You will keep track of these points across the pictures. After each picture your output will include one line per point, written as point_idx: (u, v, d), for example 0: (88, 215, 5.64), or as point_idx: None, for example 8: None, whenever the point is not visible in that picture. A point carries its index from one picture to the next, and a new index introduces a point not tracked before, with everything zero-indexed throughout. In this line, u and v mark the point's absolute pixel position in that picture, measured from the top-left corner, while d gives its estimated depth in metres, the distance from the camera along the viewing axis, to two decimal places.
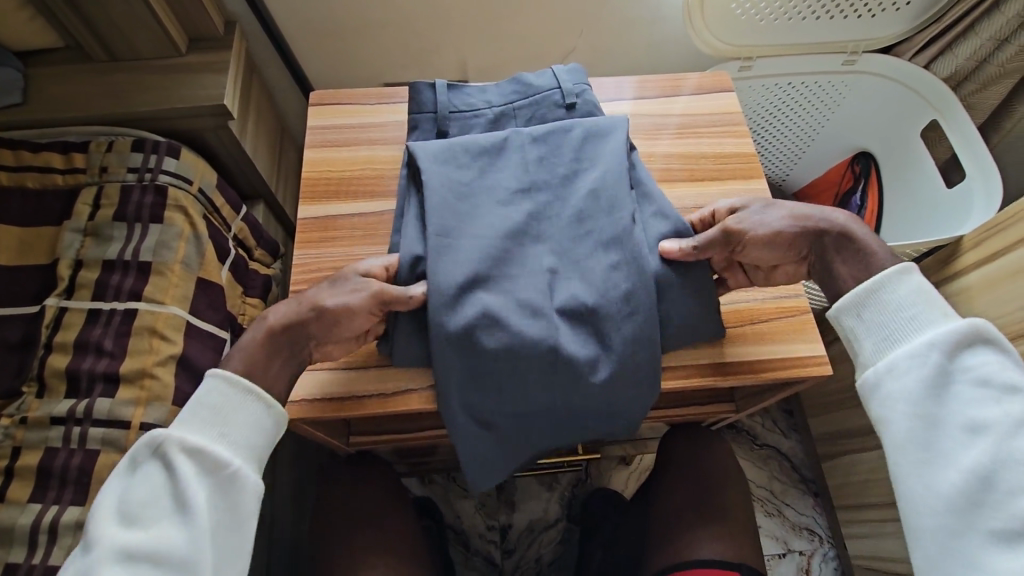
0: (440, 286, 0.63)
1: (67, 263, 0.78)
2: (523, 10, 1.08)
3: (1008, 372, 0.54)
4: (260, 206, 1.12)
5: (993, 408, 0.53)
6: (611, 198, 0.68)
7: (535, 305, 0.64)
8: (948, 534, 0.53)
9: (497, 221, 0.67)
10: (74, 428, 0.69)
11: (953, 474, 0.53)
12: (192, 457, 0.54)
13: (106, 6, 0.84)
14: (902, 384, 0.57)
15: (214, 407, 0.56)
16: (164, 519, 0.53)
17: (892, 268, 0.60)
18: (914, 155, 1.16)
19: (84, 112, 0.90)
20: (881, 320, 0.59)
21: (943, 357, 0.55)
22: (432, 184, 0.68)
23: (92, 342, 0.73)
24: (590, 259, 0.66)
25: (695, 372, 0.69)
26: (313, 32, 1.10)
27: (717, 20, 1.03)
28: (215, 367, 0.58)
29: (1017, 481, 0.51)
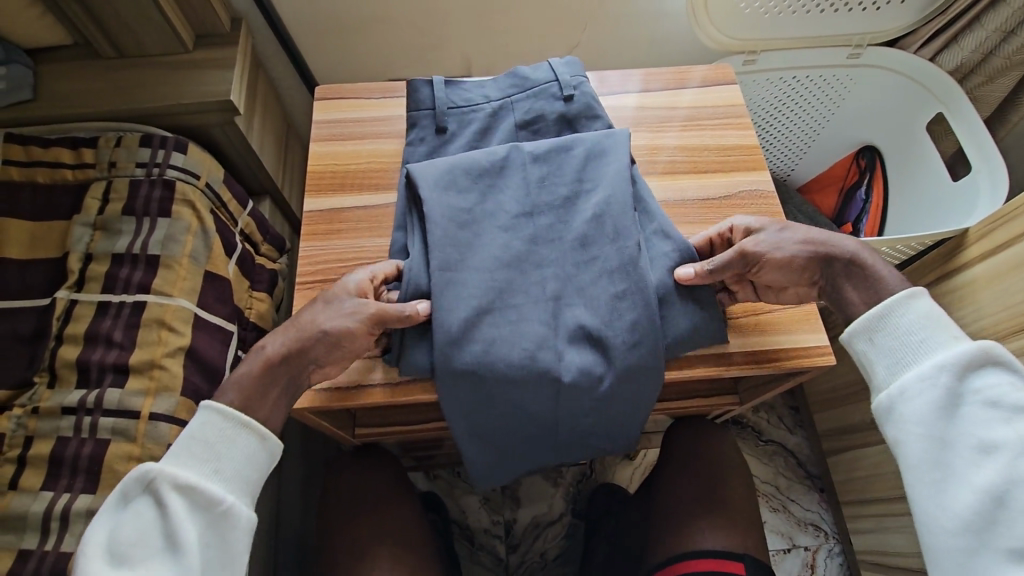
0: (445, 325, 0.63)
1: (78, 257, 0.79)
2: (528, 6, 1.09)
3: (1017, 392, 0.56)
4: (266, 202, 1.13)
5: (1003, 429, 0.55)
6: (615, 224, 0.68)
7: (540, 337, 0.64)
8: (964, 551, 0.55)
9: (500, 250, 0.68)
10: (85, 418, 0.70)
11: (968, 495, 0.55)
12: (184, 493, 0.55)
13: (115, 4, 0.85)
14: (915, 408, 0.58)
15: (206, 440, 0.57)
16: (155, 556, 0.54)
17: (901, 292, 0.61)
18: (920, 150, 1.15)
19: (93, 107, 0.91)
20: (894, 344, 0.60)
21: (954, 381, 0.57)
22: (432, 214, 0.68)
23: (102, 333, 0.74)
24: (594, 286, 0.67)
25: (697, 363, 0.69)
26: (319, 29, 1.10)
27: (720, 13, 1.03)
28: (207, 401, 0.59)
29: None
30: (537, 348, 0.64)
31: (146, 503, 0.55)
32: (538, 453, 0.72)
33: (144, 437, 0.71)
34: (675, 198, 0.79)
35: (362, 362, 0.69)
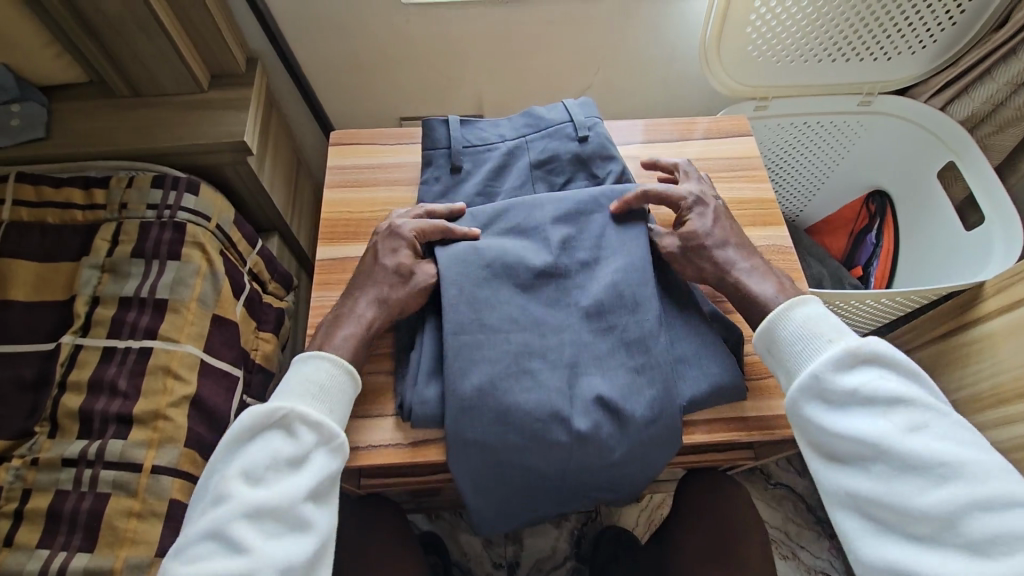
0: (465, 396, 0.62)
1: (84, 300, 0.78)
2: (541, 49, 1.10)
3: (893, 382, 0.57)
4: (275, 238, 1.12)
5: (881, 421, 0.56)
6: (636, 302, 0.66)
7: (554, 408, 0.62)
8: (863, 539, 0.56)
9: (516, 317, 0.66)
10: (86, 470, 0.68)
11: (858, 485, 0.56)
12: (313, 428, 0.58)
13: (133, 44, 0.86)
14: (806, 413, 0.59)
15: (322, 384, 0.61)
16: (279, 481, 0.56)
17: (783, 305, 0.64)
18: (935, 206, 1.14)
19: (104, 146, 0.91)
20: (786, 349, 0.62)
21: (839, 380, 0.58)
22: (448, 279, 0.66)
23: (106, 381, 0.73)
24: (612, 357, 0.65)
25: (718, 427, 0.66)
26: (334, 69, 1.11)
27: (732, 60, 1.04)
28: (321, 351, 0.63)
29: (914, 483, 0.54)
30: (552, 416, 0.62)
31: (270, 434, 0.58)
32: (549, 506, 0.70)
33: (146, 492, 0.68)
34: None
35: (372, 417, 0.67)
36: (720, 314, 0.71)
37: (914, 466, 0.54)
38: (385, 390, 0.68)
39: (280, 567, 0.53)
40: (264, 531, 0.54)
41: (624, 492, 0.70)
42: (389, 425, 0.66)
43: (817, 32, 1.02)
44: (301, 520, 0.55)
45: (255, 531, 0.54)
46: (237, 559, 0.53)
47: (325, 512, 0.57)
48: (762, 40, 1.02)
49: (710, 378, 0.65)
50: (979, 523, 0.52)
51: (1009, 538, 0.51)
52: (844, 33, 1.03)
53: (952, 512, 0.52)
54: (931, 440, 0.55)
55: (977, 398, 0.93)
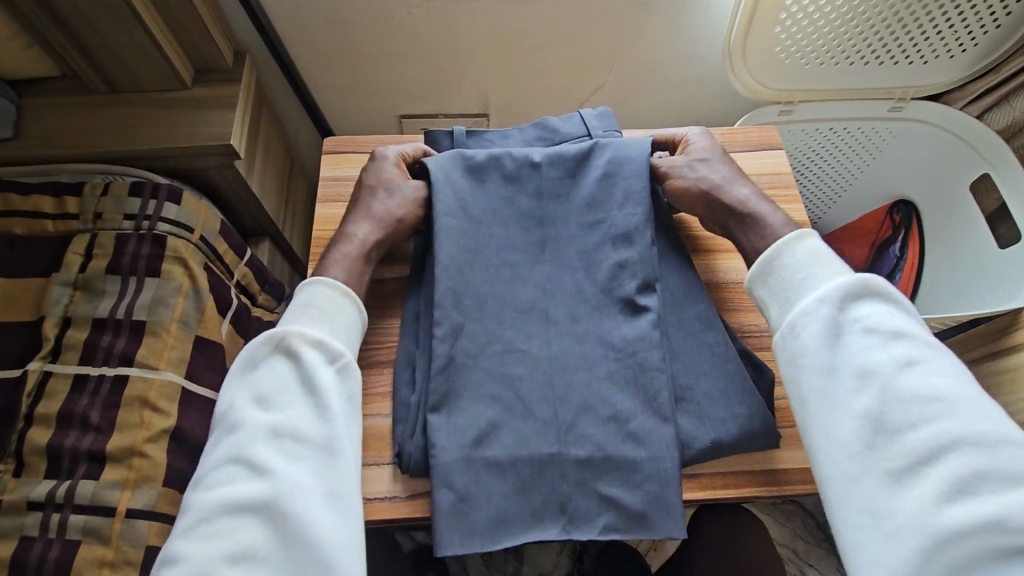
0: (466, 409, 0.59)
1: (54, 322, 0.72)
2: (554, 44, 1.02)
3: (892, 317, 0.55)
4: (265, 245, 1.06)
5: (879, 351, 0.53)
6: (622, 180, 0.67)
7: (531, 301, 0.64)
8: (843, 480, 0.51)
9: (502, 209, 0.68)
10: (53, 515, 0.62)
11: (849, 419, 0.52)
12: (315, 347, 0.57)
13: (109, 37, 0.78)
14: (802, 340, 0.56)
15: (319, 307, 0.59)
16: (295, 405, 0.55)
17: (787, 235, 0.61)
18: (966, 226, 1.08)
19: (80, 148, 0.84)
20: (780, 282, 0.60)
21: (840, 309, 0.56)
22: (439, 177, 0.67)
23: (77, 414, 0.67)
24: (598, 251, 0.65)
25: (748, 481, 0.60)
26: (329, 63, 1.03)
27: (759, 63, 0.97)
28: (319, 276, 0.61)
29: (907, 416, 0.51)
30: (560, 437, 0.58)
31: (275, 358, 0.57)
32: (538, 503, 0.57)
33: (119, 539, 0.63)
34: (730, 278, 0.71)
35: (368, 466, 0.61)
36: (750, 349, 0.65)
37: (908, 399, 0.51)
38: (382, 434, 0.62)
39: (301, 486, 0.51)
40: (286, 454, 0.53)
41: (636, 482, 0.57)
42: (386, 474, 0.60)
43: (852, 33, 0.95)
44: (321, 440, 0.53)
45: (276, 453, 0.52)
46: (261, 483, 0.51)
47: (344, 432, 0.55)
48: (792, 40, 0.95)
49: (742, 418, 0.60)
50: (967, 463, 0.48)
51: (992, 478, 0.48)
52: (880, 34, 0.95)
53: (941, 447, 0.49)
54: (928, 375, 0.52)
55: None
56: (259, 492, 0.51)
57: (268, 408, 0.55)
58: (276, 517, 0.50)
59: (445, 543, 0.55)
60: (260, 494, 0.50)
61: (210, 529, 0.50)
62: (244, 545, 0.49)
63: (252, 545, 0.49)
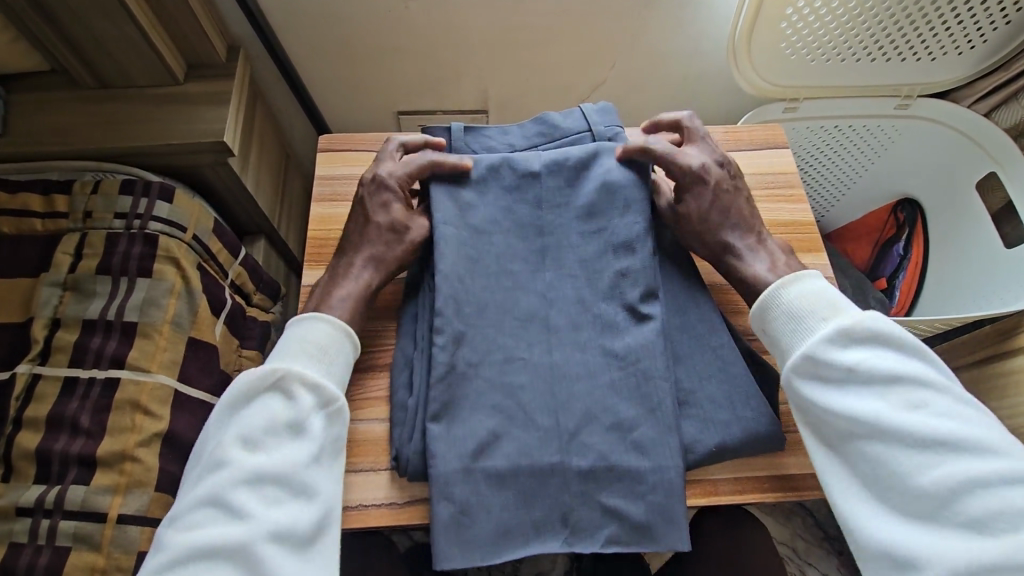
0: (470, 420, 0.57)
1: (43, 323, 0.70)
2: (556, 39, 1.00)
3: (896, 358, 0.54)
4: (260, 242, 1.04)
5: (881, 399, 0.52)
6: (625, 188, 0.64)
7: (531, 310, 0.62)
8: (857, 526, 0.51)
9: (501, 218, 0.65)
10: (43, 521, 0.61)
11: (857, 464, 0.52)
12: (309, 390, 0.55)
13: (98, 32, 0.77)
14: (804, 389, 0.55)
15: (318, 345, 0.57)
16: (283, 446, 0.53)
17: (783, 278, 0.59)
18: (972, 225, 1.06)
19: (70, 144, 0.82)
20: (779, 324, 0.58)
21: (837, 356, 0.54)
22: (436, 191, 0.65)
23: (67, 418, 0.65)
24: (599, 260, 0.63)
25: (752, 487, 0.59)
26: (325, 58, 1.01)
27: (764, 59, 0.95)
28: (318, 312, 0.60)
29: (916, 462, 0.50)
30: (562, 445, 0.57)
31: (267, 398, 0.55)
32: (541, 513, 0.56)
33: (110, 545, 0.62)
34: (735, 280, 0.69)
35: (365, 471, 0.59)
36: (755, 350, 0.64)
37: (915, 444, 0.50)
38: (378, 439, 0.61)
39: (281, 535, 0.50)
40: (266, 499, 0.51)
41: (640, 493, 0.56)
42: (383, 481, 0.59)
43: (858, 29, 0.93)
44: (305, 486, 0.52)
45: (257, 499, 0.51)
46: (238, 526, 0.50)
47: (328, 481, 0.53)
48: (797, 36, 0.93)
49: (746, 424, 0.58)
50: (978, 501, 0.48)
51: (1006, 515, 0.47)
52: (887, 29, 0.93)
53: (953, 489, 0.48)
54: (935, 417, 0.51)
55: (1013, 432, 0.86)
56: (235, 539, 0.49)
57: (256, 448, 0.53)
58: (249, 564, 0.49)
59: (446, 556, 0.54)
60: (235, 537, 0.49)
61: (183, 573, 0.49)
62: None
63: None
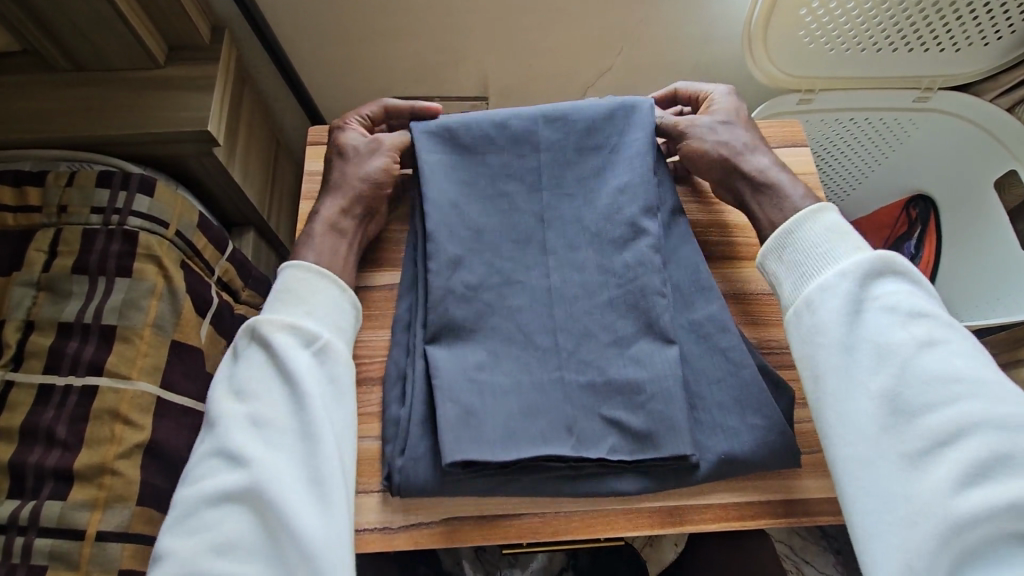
0: (472, 354, 0.56)
1: (16, 326, 0.66)
2: (561, 23, 0.94)
3: (917, 298, 0.52)
4: (250, 235, 1.00)
5: (900, 332, 0.50)
6: (621, 107, 0.64)
7: (525, 240, 0.61)
8: (856, 461, 0.48)
9: (497, 161, 0.63)
10: (16, 538, 0.58)
11: (866, 400, 0.49)
12: (289, 332, 0.53)
13: (67, 10, 0.71)
14: (820, 318, 0.52)
15: (293, 290, 0.55)
16: (270, 395, 0.51)
17: (807, 209, 0.57)
18: (993, 241, 1.03)
19: (41, 133, 0.77)
20: (799, 256, 0.56)
21: (860, 288, 0.52)
22: (430, 136, 0.63)
23: (42, 428, 0.62)
24: (596, 186, 0.62)
25: (762, 513, 0.56)
26: (316, 40, 0.95)
27: (781, 49, 0.90)
28: (289, 260, 0.58)
29: (926, 398, 0.48)
30: (558, 429, 0.54)
31: (252, 350, 0.53)
32: (544, 423, 0.54)
33: (89, 563, 0.59)
34: (748, 288, 0.65)
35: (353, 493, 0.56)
36: (767, 363, 0.59)
37: (929, 381, 0.48)
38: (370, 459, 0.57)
39: (282, 474, 0.48)
40: (267, 443, 0.50)
41: (639, 404, 0.54)
42: (376, 503, 0.56)
43: (881, 18, 0.88)
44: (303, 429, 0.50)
45: (253, 442, 0.49)
46: (240, 473, 0.48)
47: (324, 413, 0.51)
48: (816, 25, 0.88)
49: (763, 442, 0.54)
50: (985, 446, 0.46)
51: (1013, 462, 0.45)
52: (911, 18, 0.88)
53: (962, 429, 0.46)
54: (952, 357, 0.49)
55: None
56: (238, 484, 0.48)
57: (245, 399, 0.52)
58: (260, 508, 0.48)
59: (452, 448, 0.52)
60: (240, 485, 0.48)
61: (193, 524, 0.48)
62: (227, 538, 0.47)
63: (234, 538, 0.47)
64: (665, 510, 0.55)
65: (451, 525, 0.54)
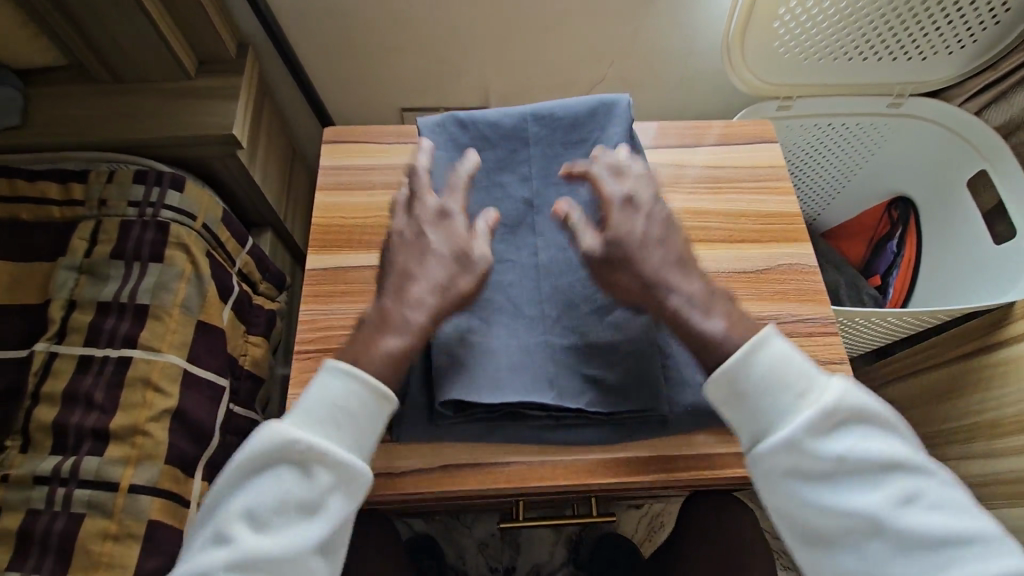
0: (472, 321, 0.62)
1: (60, 305, 0.74)
2: (553, 37, 1.03)
3: (876, 444, 0.48)
4: (267, 235, 1.08)
5: (873, 495, 0.47)
6: (600, 105, 0.71)
7: (516, 223, 0.68)
8: None
9: (491, 155, 0.71)
10: (58, 489, 0.64)
11: (854, 566, 0.47)
12: (328, 466, 0.48)
13: (112, 27, 0.80)
14: (791, 489, 0.49)
15: (348, 409, 0.50)
16: (292, 532, 0.47)
17: (745, 343, 0.51)
18: (972, 243, 1.07)
19: (85, 137, 0.86)
20: (750, 408, 0.51)
21: (819, 449, 0.48)
22: (431, 134, 0.70)
23: (82, 393, 0.69)
24: (580, 174, 0.69)
25: (732, 464, 0.61)
26: (329, 54, 1.04)
27: (758, 57, 0.97)
28: (351, 366, 0.51)
29: (914, 560, 0.46)
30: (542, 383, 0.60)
31: (281, 470, 0.48)
32: (530, 378, 0.60)
33: (122, 513, 0.65)
34: (718, 268, 0.72)
35: None
36: None
37: (916, 543, 0.46)
38: None
39: None
40: None
41: (615, 362, 0.61)
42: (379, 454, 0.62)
43: (849, 30, 0.96)
44: None
45: None
46: None
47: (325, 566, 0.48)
48: (789, 36, 0.95)
49: None
50: None
51: None
52: (876, 29, 0.96)
53: None
54: (927, 509, 0.47)
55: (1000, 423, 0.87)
56: None
57: (257, 529, 0.47)
58: None
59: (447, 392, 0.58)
60: None
61: None
62: None
63: None
64: (641, 461, 0.61)
65: (448, 472, 0.61)
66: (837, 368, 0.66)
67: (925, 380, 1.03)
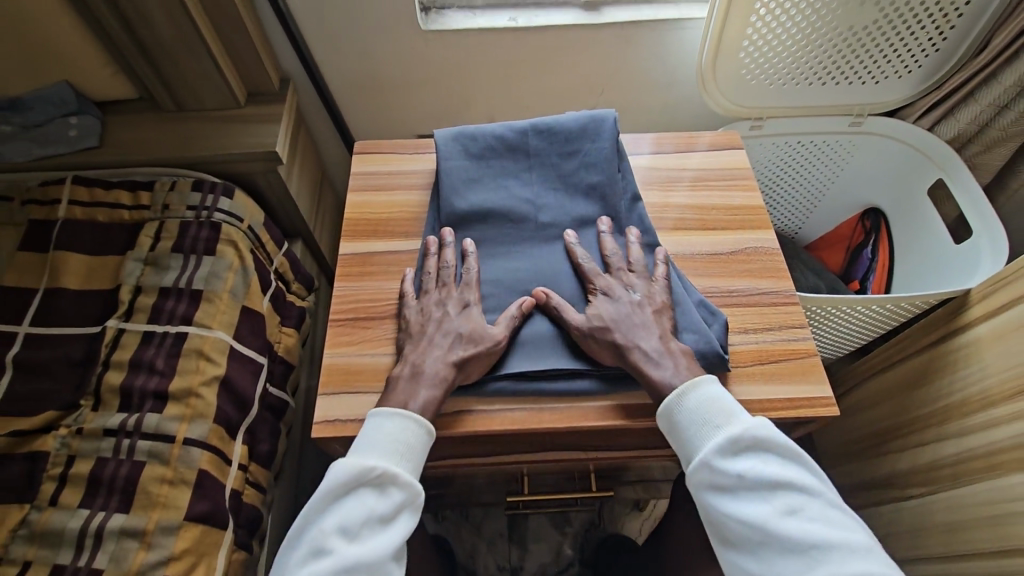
0: (492, 296, 0.77)
1: (128, 289, 0.86)
2: (553, 71, 1.18)
3: (772, 468, 0.62)
4: (299, 243, 1.20)
5: (767, 507, 0.60)
6: (592, 120, 0.83)
7: (522, 222, 0.81)
8: None
9: (500, 163, 0.83)
10: (125, 440, 0.75)
11: (754, 566, 0.60)
12: (399, 485, 0.62)
13: (180, 63, 0.96)
14: (708, 499, 0.63)
15: (409, 442, 0.64)
16: (375, 537, 0.60)
17: (680, 388, 0.66)
18: (932, 240, 1.17)
19: (152, 155, 1.01)
20: (683, 435, 0.66)
21: (726, 467, 0.62)
22: (448, 147, 0.83)
23: (145, 360, 0.80)
24: (574, 179, 0.82)
25: None
26: (357, 88, 1.20)
27: (729, 84, 1.11)
28: (402, 409, 0.65)
29: (795, 564, 0.58)
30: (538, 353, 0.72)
31: (364, 492, 0.61)
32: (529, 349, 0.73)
33: (177, 461, 0.75)
34: (694, 252, 0.83)
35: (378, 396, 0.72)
36: (706, 301, 0.77)
37: (796, 548, 0.58)
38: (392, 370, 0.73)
39: None
40: None
41: None
42: None
43: (807, 58, 1.08)
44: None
45: None
46: None
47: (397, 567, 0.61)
48: (754, 65, 1.08)
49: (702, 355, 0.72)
50: None
51: None
52: (833, 58, 1.08)
53: None
54: (807, 521, 0.59)
55: (966, 402, 0.94)
56: None
57: (347, 540, 0.60)
58: None
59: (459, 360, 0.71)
60: None
61: None
62: None
63: None
64: (628, 408, 0.71)
65: (458, 416, 0.70)
66: (799, 332, 0.76)
67: (899, 371, 1.11)
